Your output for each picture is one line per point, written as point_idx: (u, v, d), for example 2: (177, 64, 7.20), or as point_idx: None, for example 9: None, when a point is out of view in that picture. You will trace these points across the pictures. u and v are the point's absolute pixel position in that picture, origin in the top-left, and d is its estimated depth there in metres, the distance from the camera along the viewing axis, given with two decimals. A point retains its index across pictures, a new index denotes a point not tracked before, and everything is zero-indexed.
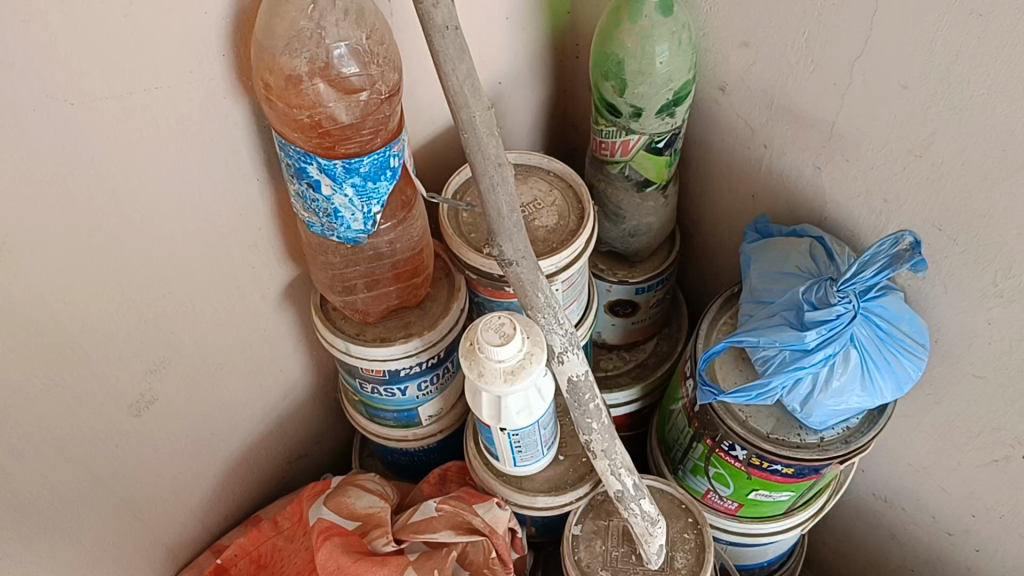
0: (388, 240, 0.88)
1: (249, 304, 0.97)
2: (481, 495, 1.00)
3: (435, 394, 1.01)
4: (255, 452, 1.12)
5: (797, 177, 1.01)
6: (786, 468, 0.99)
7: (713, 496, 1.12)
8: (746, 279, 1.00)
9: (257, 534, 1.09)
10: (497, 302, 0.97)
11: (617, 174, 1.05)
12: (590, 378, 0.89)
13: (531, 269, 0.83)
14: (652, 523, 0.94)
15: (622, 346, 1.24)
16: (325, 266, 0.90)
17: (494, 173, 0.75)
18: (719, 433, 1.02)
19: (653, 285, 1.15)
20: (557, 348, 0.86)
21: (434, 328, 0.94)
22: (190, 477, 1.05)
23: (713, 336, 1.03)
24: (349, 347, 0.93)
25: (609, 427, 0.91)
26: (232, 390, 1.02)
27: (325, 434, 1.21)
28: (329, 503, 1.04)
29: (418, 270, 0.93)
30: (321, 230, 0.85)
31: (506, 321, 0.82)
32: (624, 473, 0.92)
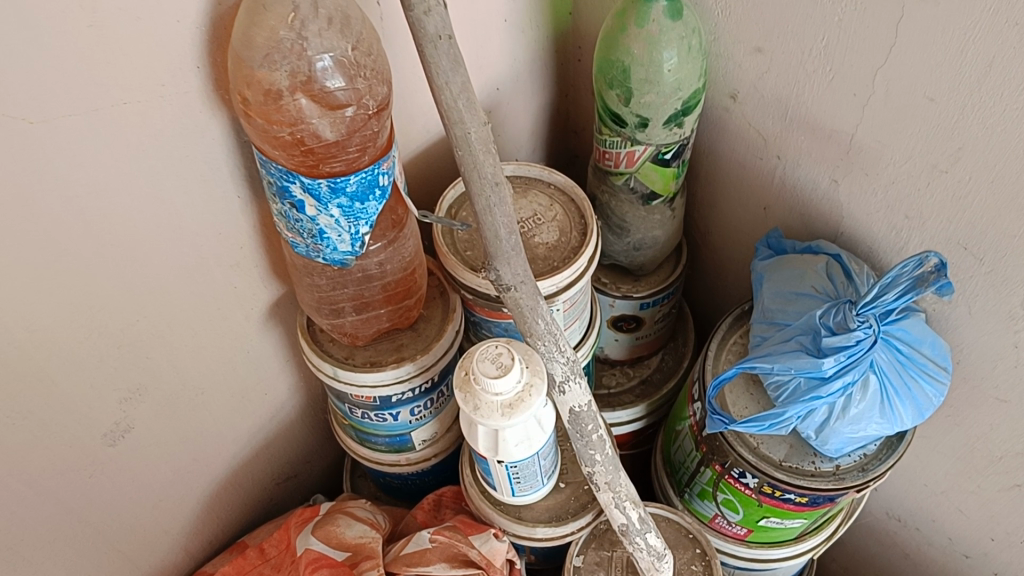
0: (377, 262, 0.82)
1: (233, 326, 0.92)
2: (478, 525, 0.95)
3: (429, 419, 0.96)
4: (240, 475, 1.07)
5: (813, 189, 0.96)
6: (799, 498, 0.94)
7: (720, 521, 1.07)
8: (758, 299, 0.95)
9: (242, 562, 1.03)
10: (495, 323, 0.92)
11: (621, 185, 0.99)
12: (594, 407, 0.83)
13: (531, 294, 0.77)
14: (659, 557, 0.89)
15: (625, 362, 1.18)
16: (310, 288, 0.84)
17: (491, 193, 0.70)
18: (728, 459, 0.96)
19: (659, 300, 1.10)
20: (558, 377, 0.80)
21: (427, 352, 0.89)
22: (172, 505, 1.00)
23: (723, 357, 0.98)
24: (337, 373, 0.88)
25: (613, 458, 0.86)
26: (216, 414, 0.97)
27: (316, 453, 1.16)
28: (317, 532, 0.99)
29: (410, 291, 0.88)
30: (307, 252, 0.79)
31: (503, 350, 0.77)
32: (629, 507, 0.87)
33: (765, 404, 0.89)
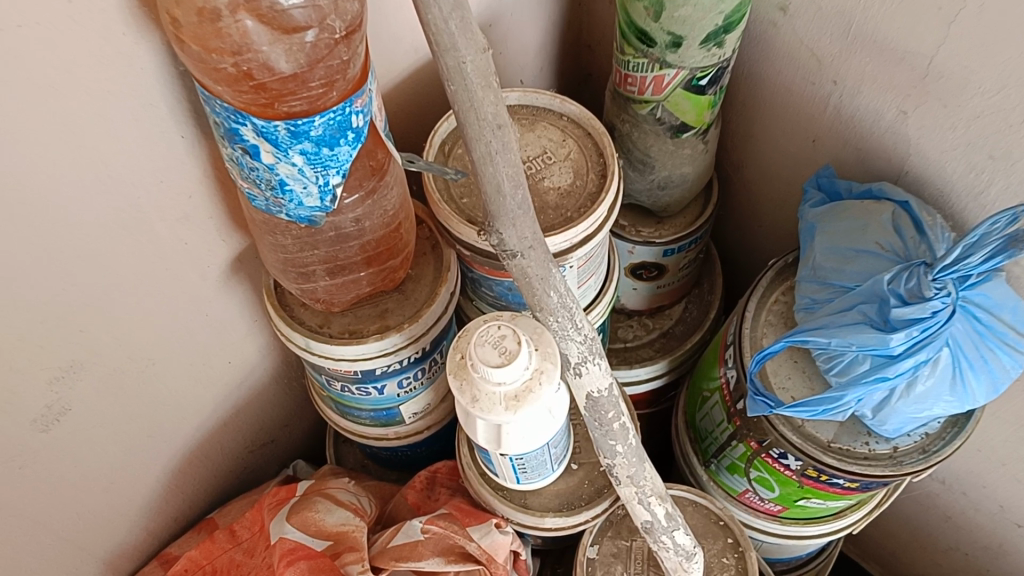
0: (353, 218, 0.67)
1: (187, 287, 0.77)
2: (478, 514, 0.83)
3: (420, 390, 0.83)
4: (207, 447, 0.94)
5: (875, 121, 0.80)
6: (849, 483, 0.82)
7: (751, 496, 0.95)
8: (808, 254, 0.80)
9: (210, 546, 0.91)
10: (497, 282, 0.78)
11: (645, 116, 0.83)
12: (615, 391, 0.70)
13: (541, 261, 0.62)
14: (688, 556, 0.77)
15: (644, 311, 1.04)
16: (273, 248, 0.70)
17: (493, 138, 0.54)
18: (767, 438, 0.83)
19: (684, 246, 0.95)
20: (573, 359, 0.67)
21: (416, 320, 0.75)
22: (127, 486, 0.87)
23: (762, 319, 0.84)
24: (310, 345, 0.75)
25: (638, 448, 0.72)
26: (173, 385, 0.83)
27: (295, 416, 1.03)
28: (292, 518, 0.86)
29: (396, 249, 0.73)
30: (267, 207, 0.65)
31: (507, 332, 0.63)
32: (655, 502, 0.74)
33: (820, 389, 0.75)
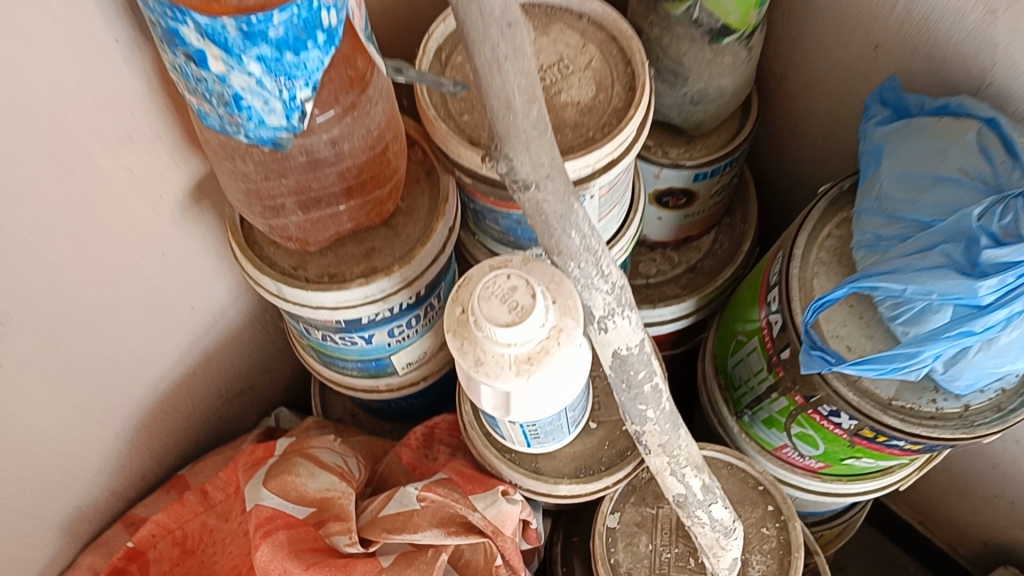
0: (329, 140, 0.55)
1: (136, 223, 0.65)
2: (482, 481, 0.72)
3: (415, 338, 0.71)
4: (174, 398, 0.83)
5: (953, 23, 0.66)
6: (910, 444, 0.71)
7: (789, 452, 0.84)
8: (872, 181, 0.68)
9: (180, 509, 0.82)
10: (504, 214, 0.66)
11: (680, 17, 0.70)
12: (646, 347, 0.58)
13: (561, 194, 0.50)
14: (727, 533, 0.67)
15: (669, 243, 0.92)
16: (232, 176, 0.57)
17: (499, 39, 0.41)
18: (817, 394, 0.72)
19: (718, 169, 0.83)
20: (597, 312, 0.54)
21: (408, 261, 0.63)
22: (81, 446, 0.76)
23: (813, 256, 0.73)
24: (282, 291, 0.63)
25: (671, 414, 0.61)
26: (127, 334, 0.72)
27: (276, 359, 0.93)
28: (270, 483, 0.75)
29: (383, 177, 0.61)
30: (221, 127, 0.52)
31: (519, 282, 0.51)
32: (690, 475, 0.63)
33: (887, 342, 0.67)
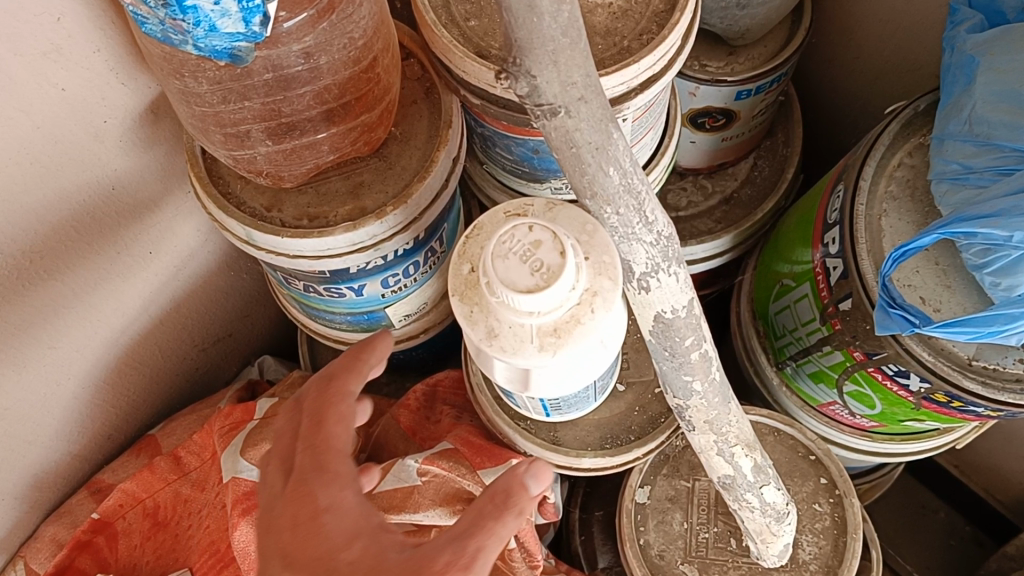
0: (301, 52, 0.44)
1: (77, 153, 0.54)
2: (491, 453, 0.62)
3: (414, 288, 0.60)
4: (140, 352, 0.72)
5: None
6: (991, 411, 0.60)
7: (837, 410, 0.74)
8: (960, 100, 0.56)
9: (150, 477, 0.72)
10: (518, 141, 0.55)
11: None
12: (695, 309, 0.47)
13: (597, 120, 0.38)
14: (778, 519, 0.57)
15: (701, 170, 0.81)
16: (181, 97, 0.46)
17: None
18: (884, 351, 0.61)
19: (765, 86, 0.71)
20: (638, 269, 0.44)
21: (404, 201, 0.52)
22: (34, 410, 0.66)
23: (881, 189, 0.62)
24: (252, 237, 0.52)
25: (721, 385, 0.51)
26: (78, 283, 0.61)
27: (256, 302, 0.82)
28: (248, 453, 0.66)
29: (374, 99, 0.50)
30: (162, 36, 0.41)
31: (543, 236, 0.40)
32: (740, 455, 0.54)
33: (977, 304, 0.56)
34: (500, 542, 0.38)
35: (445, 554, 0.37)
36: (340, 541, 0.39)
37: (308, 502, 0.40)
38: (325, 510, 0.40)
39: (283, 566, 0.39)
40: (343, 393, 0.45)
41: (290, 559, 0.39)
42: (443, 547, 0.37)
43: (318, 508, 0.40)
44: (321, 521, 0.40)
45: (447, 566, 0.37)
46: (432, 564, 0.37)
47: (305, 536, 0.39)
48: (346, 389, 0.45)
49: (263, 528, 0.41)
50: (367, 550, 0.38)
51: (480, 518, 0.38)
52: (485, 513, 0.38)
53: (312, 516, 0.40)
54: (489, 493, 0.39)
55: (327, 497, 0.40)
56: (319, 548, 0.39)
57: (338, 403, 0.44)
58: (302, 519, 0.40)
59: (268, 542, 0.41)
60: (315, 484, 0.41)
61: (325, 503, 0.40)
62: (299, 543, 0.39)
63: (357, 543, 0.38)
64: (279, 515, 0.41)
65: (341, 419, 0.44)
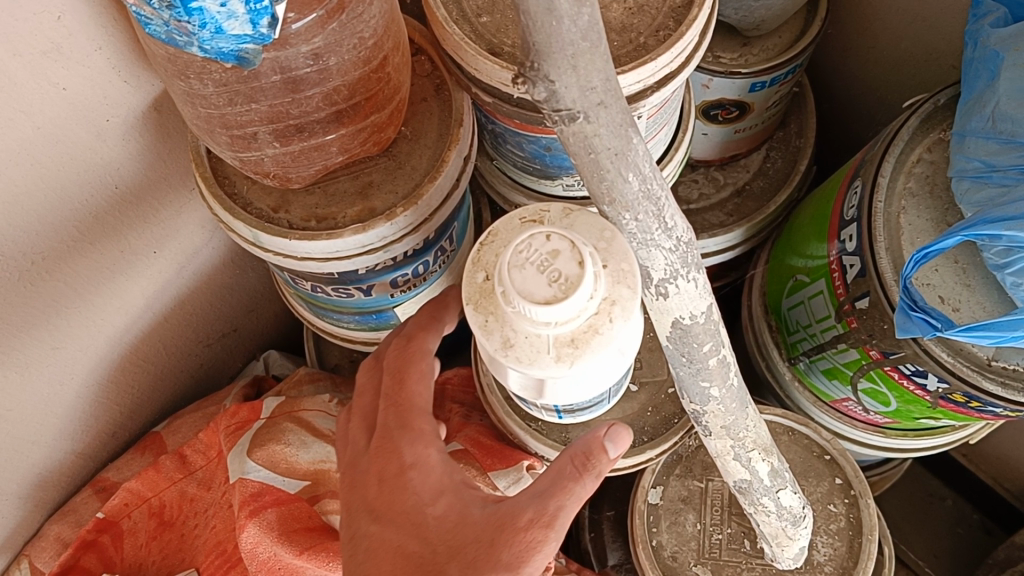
0: (310, 53, 0.43)
1: (78, 152, 0.53)
2: (500, 454, 0.61)
3: (423, 289, 0.59)
4: (145, 349, 0.71)
5: None
6: (1010, 413, 0.59)
7: (851, 406, 0.72)
8: (984, 97, 0.55)
9: (155, 476, 0.72)
10: (530, 138, 0.53)
11: None
12: (714, 314, 0.46)
13: (616, 125, 0.36)
14: (795, 523, 0.58)
15: (713, 162, 0.80)
16: (186, 98, 0.45)
17: None
18: (901, 351, 0.60)
19: (779, 77, 0.69)
20: (657, 275, 0.42)
21: (414, 202, 0.51)
22: (37, 409, 0.65)
23: (900, 185, 0.61)
24: (259, 239, 0.51)
25: (739, 391, 0.50)
26: (81, 283, 0.60)
27: (261, 297, 0.81)
28: (255, 453, 0.66)
29: (382, 98, 0.48)
30: (167, 38, 0.39)
31: (561, 245, 0.38)
32: (757, 460, 0.53)
33: (1000, 306, 0.55)
34: (579, 500, 0.42)
35: (528, 511, 0.42)
36: (426, 498, 0.44)
37: (394, 459, 0.45)
38: (411, 467, 0.45)
39: (373, 520, 0.44)
40: (422, 352, 0.49)
41: (378, 513, 0.44)
42: (524, 505, 0.42)
43: (404, 465, 0.45)
44: (408, 477, 0.44)
45: (530, 522, 0.41)
46: (515, 520, 0.42)
47: (392, 491, 0.44)
48: (425, 346, 0.49)
49: (353, 477, 0.47)
50: (452, 505, 0.44)
51: (560, 479, 0.42)
52: (564, 474, 0.43)
53: (399, 473, 0.45)
54: (571, 454, 0.43)
55: (413, 454, 0.45)
56: (406, 504, 0.44)
57: (418, 360, 0.48)
58: (389, 475, 0.45)
59: (358, 493, 0.46)
60: (400, 441, 0.45)
61: (410, 459, 0.45)
62: (387, 496, 0.44)
63: (443, 500, 0.44)
64: (367, 468, 0.46)
65: (421, 377, 0.48)
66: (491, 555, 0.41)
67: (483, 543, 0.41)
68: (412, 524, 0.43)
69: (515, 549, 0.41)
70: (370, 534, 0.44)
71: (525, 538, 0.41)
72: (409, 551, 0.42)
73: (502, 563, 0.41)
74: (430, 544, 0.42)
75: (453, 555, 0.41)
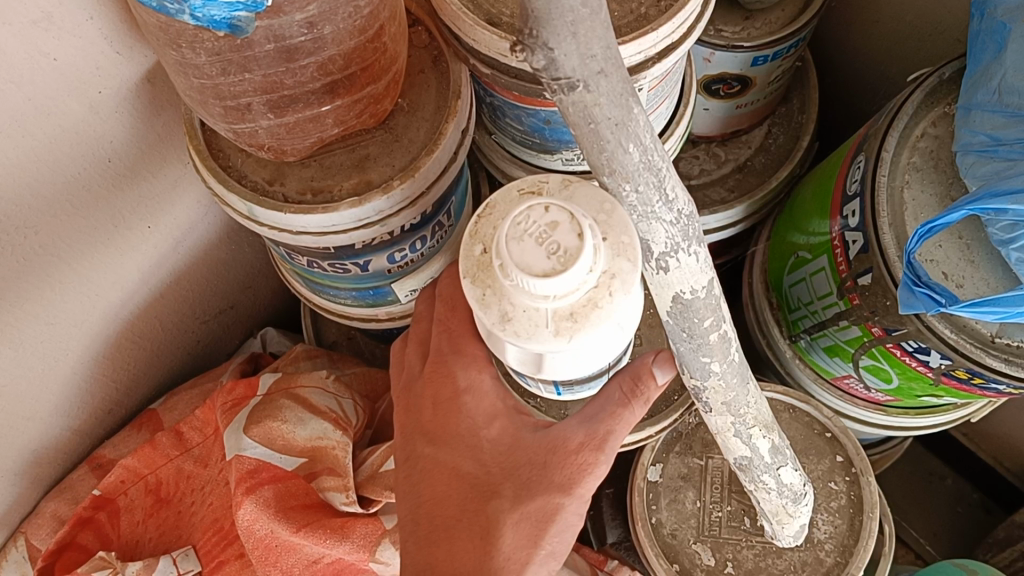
0: (304, 22, 0.42)
1: (70, 125, 0.52)
2: None
3: (422, 263, 0.59)
4: (142, 326, 0.71)
5: None
6: (1013, 389, 0.58)
7: (852, 383, 0.72)
8: (992, 69, 0.54)
9: (151, 453, 0.71)
10: (529, 111, 0.53)
11: None
12: (715, 288, 0.45)
13: (617, 94, 0.35)
14: (795, 500, 0.57)
15: (714, 137, 0.79)
16: (179, 68, 0.44)
17: None
18: (904, 328, 0.59)
19: (782, 52, 0.69)
20: (657, 249, 0.42)
21: (411, 175, 0.50)
22: (32, 385, 0.65)
23: (904, 159, 0.60)
24: (255, 213, 0.51)
25: (740, 366, 0.50)
26: (76, 257, 0.60)
27: (259, 274, 0.80)
28: (252, 430, 0.66)
29: (377, 68, 0.47)
30: (157, 6, 0.38)
31: (560, 217, 0.38)
32: (758, 436, 0.53)
33: (1004, 281, 0.55)
34: (628, 426, 0.46)
35: (579, 434, 0.45)
36: (480, 420, 0.47)
37: (448, 382, 0.48)
38: (465, 391, 0.47)
39: (428, 442, 0.48)
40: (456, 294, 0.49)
41: (432, 435, 0.48)
42: (574, 428, 0.46)
43: (458, 389, 0.47)
44: (461, 401, 0.47)
45: (581, 445, 0.45)
46: (566, 443, 0.46)
47: (446, 415, 0.48)
48: None
49: (409, 399, 0.50)
50: (505, 428, 0.47)
51: (609, 404, 0.46)
52: (613, 400, 0.45)
53: (453, 396, 0.48)
54: (622, 380, 0.46)
55: (467, 378, 0.47)
56: (461, 427, 0.47)
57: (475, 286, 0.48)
58: (443, 398, 0.48)
59: (414, 414, 0.49)
60: (454, 366, 0.48)
61: (465, 383, 0.47)
62: (441, 419, 0.48)
63: (497, 423, 0.47)
64: (422, 390, 0.49)
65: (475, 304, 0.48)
66: (545, 477, 0.45)
67: (536, 465, 0.46)
68: (466, 447, 0.47)
69: (567, 471, 0.45)
70: (425, 455, 0.48)
71: (577, 460, 0.45)
72: (465, 471, 0.46)
73: (555, 484, 0.45)
74: (484, 465, 0.46)
75: (508, 475, 0.46)
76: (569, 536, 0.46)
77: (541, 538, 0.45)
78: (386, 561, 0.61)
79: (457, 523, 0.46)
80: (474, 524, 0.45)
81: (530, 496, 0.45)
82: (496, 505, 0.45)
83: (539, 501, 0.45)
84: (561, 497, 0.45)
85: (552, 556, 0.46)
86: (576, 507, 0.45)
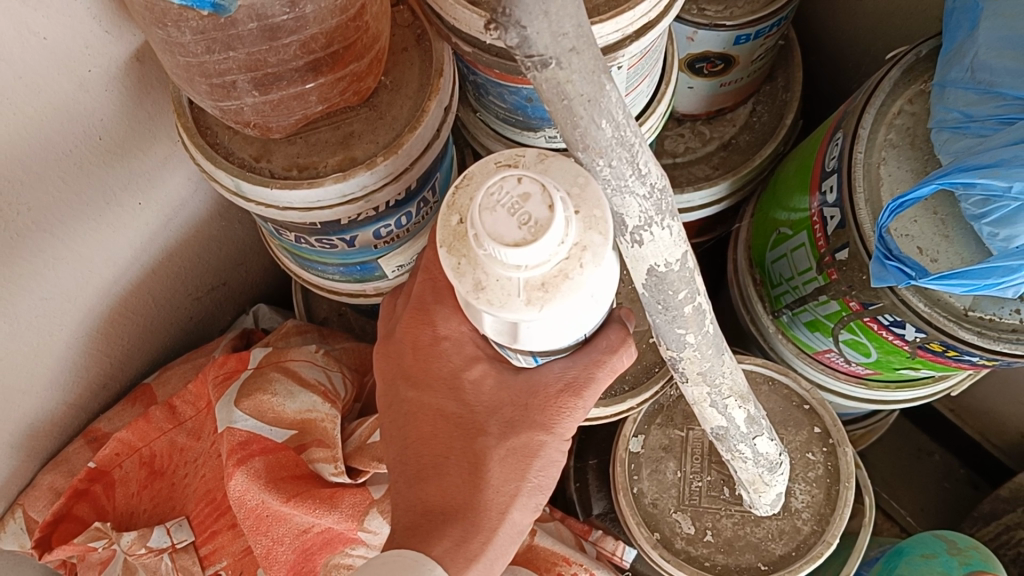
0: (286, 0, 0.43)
1: (61, 103, 0.53)
2: None
3: (407, 239, 0.60)
4: (135, 301, 0.72)
5: None
6: (985, 361, 0.59)
7: (832, 357, 0.73)
8: (966, 45, 0.55)
9: (145, 426, 0.72)
10: (510, 88, 0.54)
11: None
12: (689, 260, 0.47)
13: (589, 71, 0.36)
14: (771, 469, 0.59)
15: (699, 116, 0.80)
16: (166, 47, 0.45)
17: None
18: (880, 302, 0.61)
19: (764, 31, 0.69)
20: (631, 223, 0.43)
21: (393, 151, 0.51)
22: (27, 359, 0.66)
23: (881, 136, 0.61)
24: (241, 187, 0.52)
25: (715, 338, 0.51)
26: (70, 232, 0.61)
27: (250, 250, 0.82)
28: (243, 402, 0.68)
29: (359, 46, 0.48)
30: None
31: (532, 189, 0.39)
32: (734, 406, 0.54)
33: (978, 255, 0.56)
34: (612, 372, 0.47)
35: (560, 380, 0.46)
36: (460, 363, 0.48)
37: (428, 330, 0.49)
38: (445, 338, 0.48)
39: (411, 387, 0.50)
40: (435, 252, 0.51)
41: (414, 379, 0.50)
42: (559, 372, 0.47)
43: (438, 336, 0.48)
44: (441, 346, 0.48)
45: (561, 390, 0.46)
46: (547, 387, 0.47)
47: (427, 361, 0.49)
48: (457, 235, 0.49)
49: (390, 343, 0.51)
50: (486, 370, 0.48)
51: (595, 353, 0.46)
52: (599, 348, 0.46)
53: (432, 343, 0.48)
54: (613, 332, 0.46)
55: (447, 327, 0.48)
56: (443, 370, 0.48)
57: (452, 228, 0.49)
58: (421, 344, 0.49)
59: (396, 358, 0.51)
60: (435, 312, 0.49)
61: (445, 331, 0.48)
62: (422, 363, 0.49)
63: (478, 366, 0.48)
64: (404, 332, 0.50)
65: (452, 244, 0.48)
66: (528, 416, 0.47)
67: (518, 406, 0.47)
68: (449, 390, 0.48)
69: (548, 413, 0.47)
70: (408, 399, 0.49)
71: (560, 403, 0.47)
72: (449, 412, 0.48)
73: (537, 423, 0.47)
74: (468, 405, 0.48)
75: (493, 412, 0.48)
76: (554, 470, 0.48)
77: (526, 471, 0.47)
78: (374, 530, 0.63)
79: (446, 460, 0.47)
80: (462, 459, 0.47)
81: (515, 433, 0.47)
82: (483, 442, 0.47)
83: (523, 437, 0.47)
84: (543, 435, 0.47)
85: (540, 489, 0.48)
86: (557, 445, 0.48)
